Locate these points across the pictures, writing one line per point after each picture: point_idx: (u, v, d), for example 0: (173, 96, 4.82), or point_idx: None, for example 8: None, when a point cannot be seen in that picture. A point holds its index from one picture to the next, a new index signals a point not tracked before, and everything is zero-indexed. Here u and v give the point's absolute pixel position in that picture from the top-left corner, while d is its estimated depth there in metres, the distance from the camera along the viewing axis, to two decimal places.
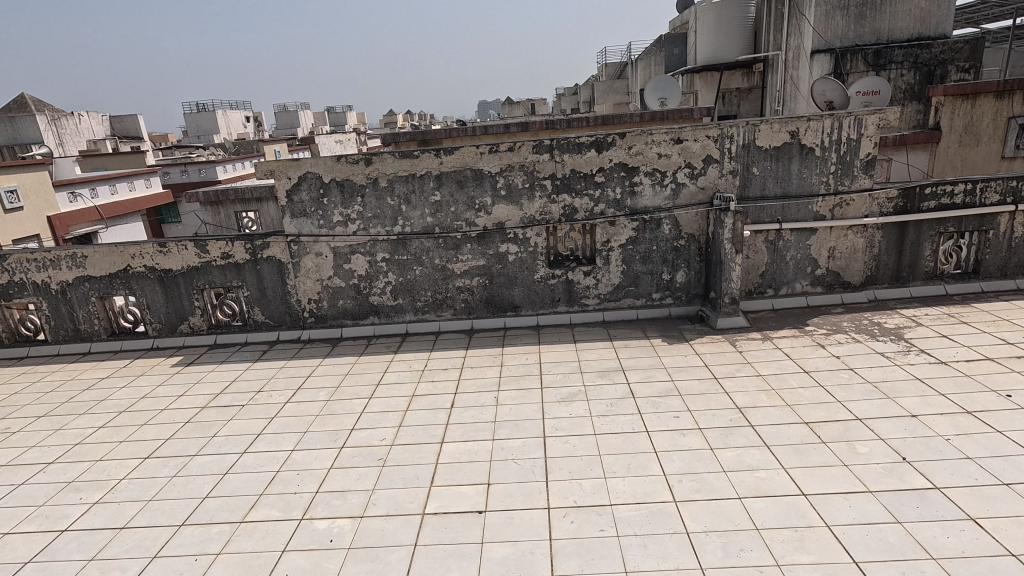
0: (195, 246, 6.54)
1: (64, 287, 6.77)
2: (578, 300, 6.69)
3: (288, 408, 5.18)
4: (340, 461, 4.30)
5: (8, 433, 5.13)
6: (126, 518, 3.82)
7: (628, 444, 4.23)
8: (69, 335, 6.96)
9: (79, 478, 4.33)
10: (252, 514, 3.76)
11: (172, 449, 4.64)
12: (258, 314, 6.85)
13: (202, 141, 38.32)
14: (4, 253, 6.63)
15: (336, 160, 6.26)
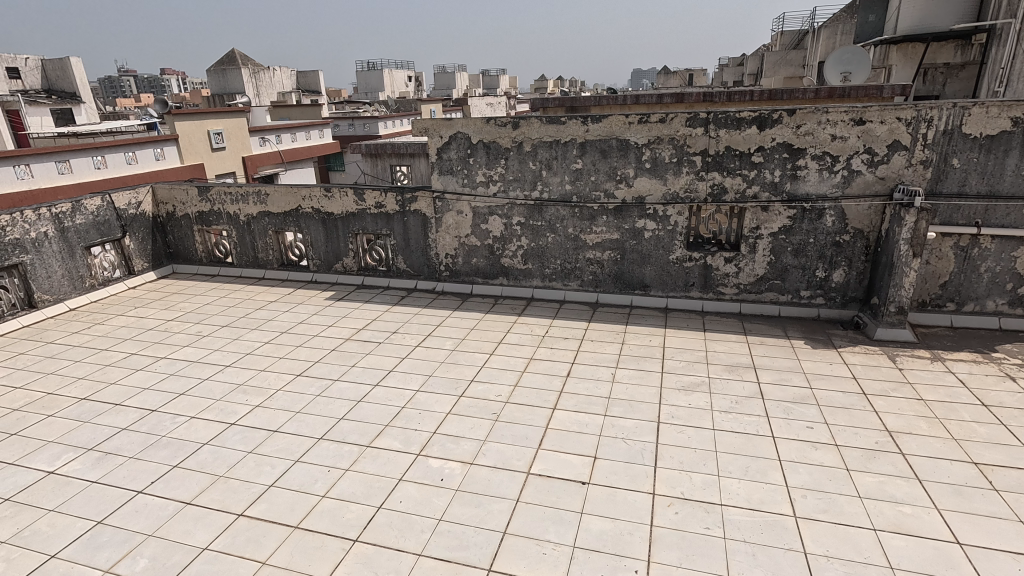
0: (354, 194, 7.18)
1: (249, 220, 7.85)
2: (713, 287, 6.30)
3: (417, 351, 5.60)
4: (457, 408, 4.56)
5: (200, 335, 6.19)
6: (279, 423, 4.44)
7: (749, 445, 3.96)
8: (249, 261, 8.11)
9: (247, 382, 5.11)
10: (378, 441, 4.16)
11: (319, 371, 5.27)
12: (400, 262, 7.41)
13: (369, 98, 41.58)
14: (209, 186, 7.83)
15: (485, 122, 6.41)
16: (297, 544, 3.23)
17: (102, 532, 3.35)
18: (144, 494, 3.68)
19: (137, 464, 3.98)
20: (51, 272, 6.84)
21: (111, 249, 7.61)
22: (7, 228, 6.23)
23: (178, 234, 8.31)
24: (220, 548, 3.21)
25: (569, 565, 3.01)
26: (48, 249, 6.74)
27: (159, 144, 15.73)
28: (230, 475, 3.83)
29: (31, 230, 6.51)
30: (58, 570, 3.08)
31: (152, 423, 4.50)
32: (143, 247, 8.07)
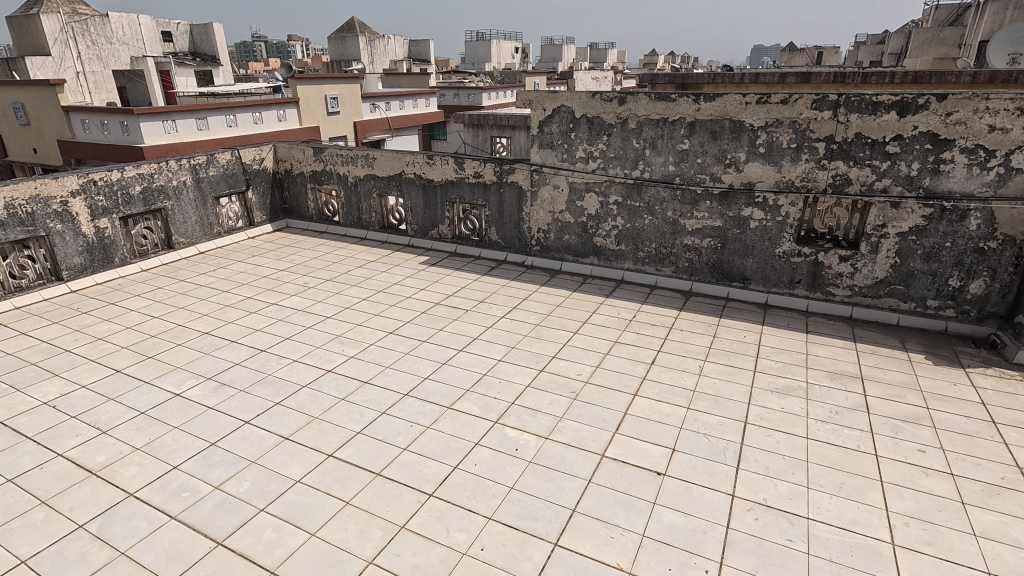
0: (455, 162, 7.33)
1: (356, 182, 8.27)
2: (823, 286, 5.81)
3: (502, 322, 5.69)
4: (537, 382, 4.61)
5: (306, 287, 6.68)
6: (369, 375, 4.72)
7: (846, 460, 3.66)
8: (354, 221, 8.58)
9: (344, 334, 5.46)
10: (458, 404, 4.30)
11: (409, 331, 5.52)
12: (493, 233, 7.50)
13: (475, 69, 41.96)
14: (323, 148, 8.32)
15: (591, 96, 6.23)
16: (377, 490, 3.44)
17: (214, 452, 3.76)
18: (250, 424, 4.07)
19: (247, 397, 4.41)
20: (187, 218, 7.67)
21: (236, 200, 8.36)
22: (155, 175, 7.10)
23: (293, 191, 8.94)
24: (310, 482, 3.50)
25: (636, 553, 2.97)
26: (186, 196, 7.56)
27: (282, 106, 16.96)
28: (323, 418, 4.14)
29: (173, 179, 7.33)
30: (179, 480, 3.50)
31: (261, 362, 4.95)
32: (263, 201, 8.79)
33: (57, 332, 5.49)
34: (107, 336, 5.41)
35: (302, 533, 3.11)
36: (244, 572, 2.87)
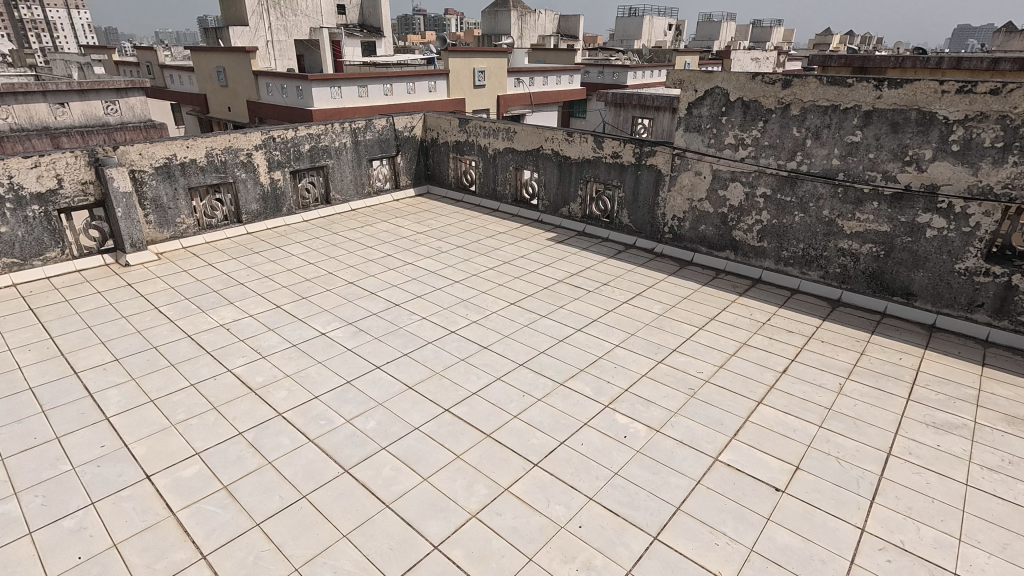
0: (594, 141, 7.23)
1: (495, 154, 8.49)
2: (1012, 314, 4.93)
3: (624, 308, 5.59)
4: (653, 373, 4.48)
5: (439, 251, 7.07)
6: (489, 341, 4.91)
7: (1015, 519, 3.13)
8: (489, 192, 8.85)
9: (469, 299, 5.72)
10: (571, 382, 4.34)
11: (530, 304, 5.63)
12: (624, 216, 7.33)
13: (624, 46, 40.67)
14: (469, 119, 8.62)
15: (750, 78, 5.76)
16: (486, 450, 3.60)
17: (348, 390, 4.18)
18: (380, 370, 4.45)
19: (379, 345, 4.82)
20: (344, 177, 8.43)
21: (386, 164, 9.02)
22: (322, 136, 7.90)
23: (437, 159, 9.41)
24: (427, 431, 3.76)
25: (741, 566, 2.82)
26: (345, 157, 8.31)
27: (433, 78, 17.84)
28: (444, 375, 4.40)
29: (335, 140, 8.10)
30: (318, 408, 3.96)
31: (394, 315, 5.37)
32: (410, 167, 9.37)
33: (234, 267, 6.38)
34: (271, 275, 6.18)
35: (415, 476, 3.37)
36: (364, 499, 3.18)
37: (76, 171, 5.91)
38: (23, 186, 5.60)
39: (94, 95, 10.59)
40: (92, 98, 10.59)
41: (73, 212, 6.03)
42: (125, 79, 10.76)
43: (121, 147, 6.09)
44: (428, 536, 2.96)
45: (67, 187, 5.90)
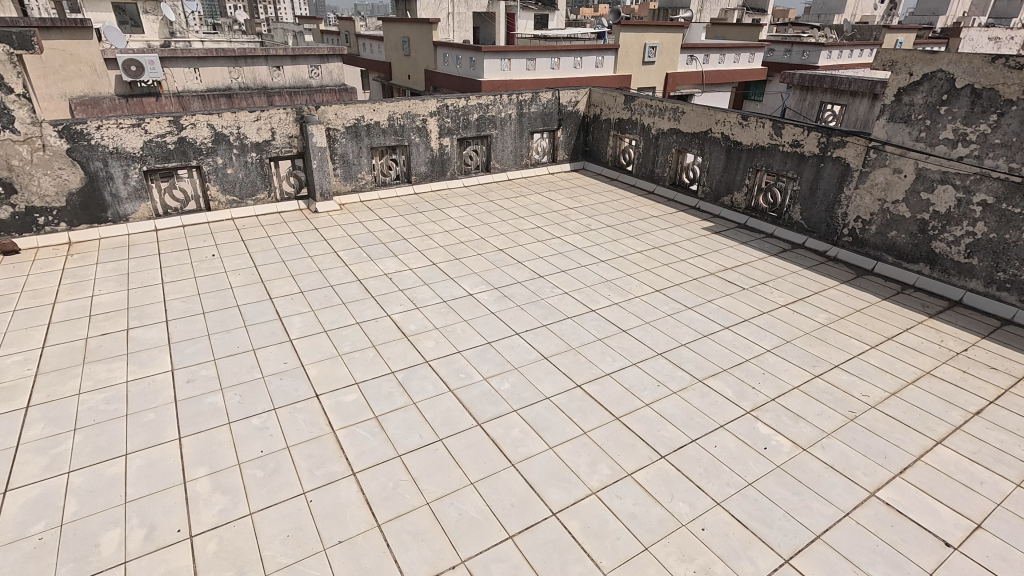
0: (772, 126, 6.59)
1: (658, 134, 8.14)
2: None
3: (781, 311, 5.12)
4: (807, 387, 4.08)
5: (588, 228, 7.03)
6: (629, 325, 4.82)
7: None
8: (646, 173, 8.56)
9: (613, 280, 5.64)
10: (711, 380, 4.11)
11: (676, 294, 5.40)
12: (796, 212, 6.65)
13: (820, 21, 36.18)
14: (635, 96, 8.34)
15: (988, 61, 4.78)
16: (613, 432, 3.59)
17: (488, 350, 4.40)
18: (519, 336, 4.62)
19: (521, 312, 4.99)
20: (505, 147, 8.71)
21: (546, 137, 9.13)
22: (490, 106, 8.23)
23: (597, 136, 9.29)
24: (557, 402, 3.84)
25: None
26: (508, 128, 8.57)
27: (602, 53, 17.51)
28: (580, 351, 4.43)
29: (502, 111, 8.38)
30: (460, 362, 4.23)
31: (538, 286, 5.50)
32: (568, 142, 9.38)
33: (400, 223, 6.98)
34: (431, 234, 6.66)
35: (542, 443, 3.47)
36: (492, 454, 3.36)
37: (285, 126, 6.84)
38: (247, 136, 6.64)
39: (303, 60, 12.08)
40: (301, 63, 12.10)
41: (280, 161, 7.02)
42: (328, 47, 12.11)
43: (322, 107, 6.92)
44: (548, 502, 3.06)
45: (278, 139, 6.86)
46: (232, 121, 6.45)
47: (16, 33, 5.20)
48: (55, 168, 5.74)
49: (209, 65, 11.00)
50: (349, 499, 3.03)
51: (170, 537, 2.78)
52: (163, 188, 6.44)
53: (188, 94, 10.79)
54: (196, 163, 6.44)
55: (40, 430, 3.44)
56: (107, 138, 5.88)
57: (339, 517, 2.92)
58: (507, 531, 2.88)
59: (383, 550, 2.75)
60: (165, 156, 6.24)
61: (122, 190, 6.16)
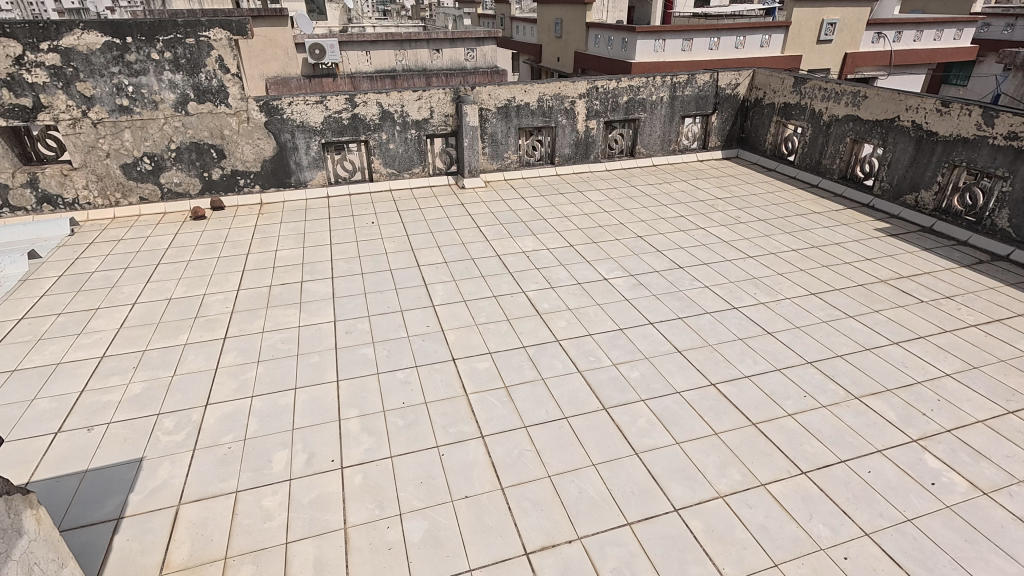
0: (982, 115, 5.57)
1: (830, 121, 7.30)
2: None
3: (970, 332, 4.39)
4: (996, 423, 3.47)
5: (737, 221, 6.58)
6: (775, 328, 4.46)
7: None
8: (811, 164, 7.76)
9: (762, 278, 5.24)
10: (870, 399, 3.67)
11: (835, 299, 4.87)
12: (1002, 218, 5.60)
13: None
14: (807, 79, 7.52)
15: None
16: (748, 438, 3.37)
17: (620, 336, 4.35)
18: (652, 326, 4.50)
19: (656, 302, 4.84)
20: (653, 131, 8.41)
21: (698, 122, 8.65)
22: (641, 88, 7.97)
23: (756, 122, 8.58)
24: (688, 398, 3.69)
25: None
26: (659, 111, 8.25)
27: (770, 31, 16.05)
28: (717, 349, 4.20)
29: (654, 93, 8.08)
30: (590, 345, 4.24)
31: (676, 276, 5.29)
32: (723, 127, 8.79)
33: (541, 203, 7.10)
34: (570, 216, 6.69)
35: (669, 437, 3.37)
36: (616, 440, 3.34)
37: (443, 105, 7.25)
38: (409, 114, 7.15)
39: (461, 43, 12.65)
40: (459, 45, 12.68)
41: (435, 139, 7.47)
42: (485, 30, 12.54)
43: (477, 87, 7.21)
44: (671, 497, 2.98)
45: (435, 118, 7.30)
46: (397, 100, 6.99)
47: (235, 22, 6.10)
48: (255, 139, 6.68)
49: (379, 48, 11.97)
50: (477, 459, 3.21)
51: (325, 465, 3.17)
52: (336, 160, 7.20)
53: (360, 75, 11.87)
54: (364, 138, 7.09)
55: (233, 358, 4.10)
56: (296, 113, 6.69)
57: (467, 473, 3.12)
58: (626, 518, 2.86)
59: (505, 512, 2.89)
60: (339, 131, 6.95)
61: (304, 160, 6.99)
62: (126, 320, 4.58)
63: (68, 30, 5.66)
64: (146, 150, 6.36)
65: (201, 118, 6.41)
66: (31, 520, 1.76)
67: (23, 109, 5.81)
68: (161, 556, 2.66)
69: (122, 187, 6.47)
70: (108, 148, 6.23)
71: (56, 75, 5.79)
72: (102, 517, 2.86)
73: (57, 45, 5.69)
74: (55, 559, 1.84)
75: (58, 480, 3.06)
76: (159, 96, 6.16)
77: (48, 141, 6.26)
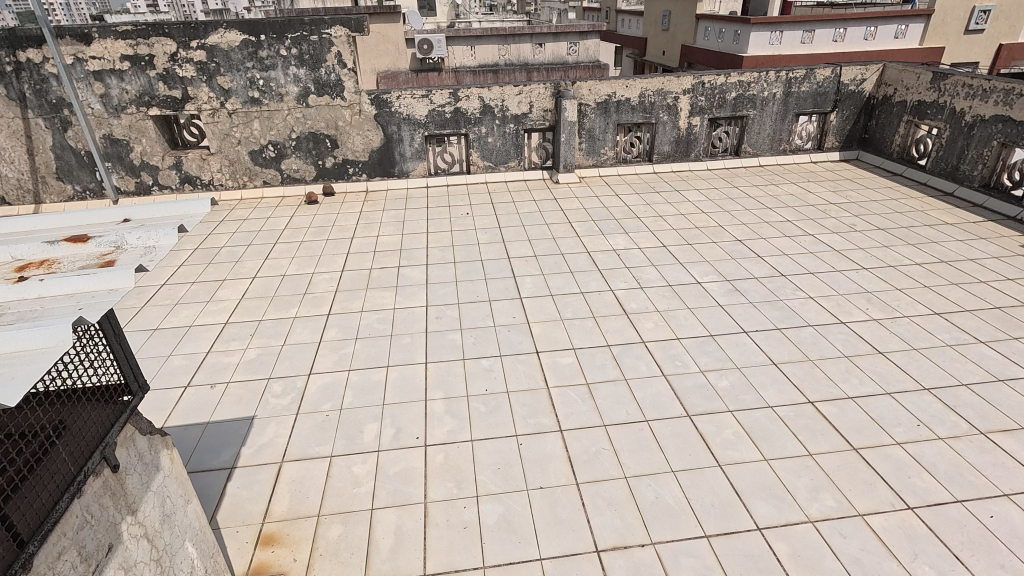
0: None
1: (974, 122, 6.49)
2: None
3: None
4: None
5: (852, 229, 6.06)
6: (888, 348, 4.08)
7: None
8: (946, 170, 6.96)
9: (876, 293, 4.80)
10: (999, 437, 3.27)
11: (963, 321, 4.36)
12: None
13: None
14: (948, 74, 6.73)
15: None
16: (847, 463, 3.13)
17: (710, 343, 4.18)
18: (747, 335, 4.28)
19: (753, 310, 4.60)
20: (763, 130, 7.93)
21: (814, 120, 8.04)
22: (752, 84, 7.55)
23: (882, 121, 7.83)
24: (781, 414, 3.49)
25: None
26: (770, 108, 7.77)
27: (907, 21, 14.52)
28: (819, 365, 3.92)
29: (766, 89, 7.62)
30: (677, 349, 4.12)
31: (777, 285, 4.98)
32: (842, 127, 8.11)
33: (635, 201, 6.96)
34: (665, 216, 6.50)
35: (756, 453, 3.21)
36: (699, 449, 3.24)
37: (542, 100, 7.30)
38: (509, 108, 7.28)
39: (564, 37, 12.63)
40: (562, 40, 12.67)
41: (533, 133, 7.54)
42: (589, 24, 12.42)
43: (577, 83, 7.19)
44: (754, 514, 2.84)
45: (534, 112, 7.37)
46: (499, 94, 7.14)
47: (354, 19, 6.52)
48: (365, 130, 7.11)
49: (484, 43, 12.27)
50: (554, 452, 3.24)
51: (410, 441, 3.35)
52: (436, 152, 7.49)
53: (464, 70, 12.23)
54: (465, 131, 7.31)
55: (335, 333, 4.43)
56: (403, 107, 7.04)
57: (543, 465, 3.16)
58: (703, 530, 2.77)
59: (579, 507, 2.90)
60: (442, 124, 7.22)
61: (407, 151, 7.33)
62: (247, 292, 5.09)
63: (214, 29, 6.37)
64: (271, 138, 6.98)
65: (319, 110, 6.92)
66: (166, 459, 2.03)
67: (174, 100, 6.60)
68: (265, 506, 2.95)
69: (250, 171, 7.15)
70: (240, 136, 6.91)
71: (202, 70, 6.51)
72: (219, 464, 3.22)
73: (204, 43, 6.40)
74: (183, 495, 2.09)
75: (186, 428, 3.49)
76: (284, 89, 6.73)
77: (192, 129, 6.99)
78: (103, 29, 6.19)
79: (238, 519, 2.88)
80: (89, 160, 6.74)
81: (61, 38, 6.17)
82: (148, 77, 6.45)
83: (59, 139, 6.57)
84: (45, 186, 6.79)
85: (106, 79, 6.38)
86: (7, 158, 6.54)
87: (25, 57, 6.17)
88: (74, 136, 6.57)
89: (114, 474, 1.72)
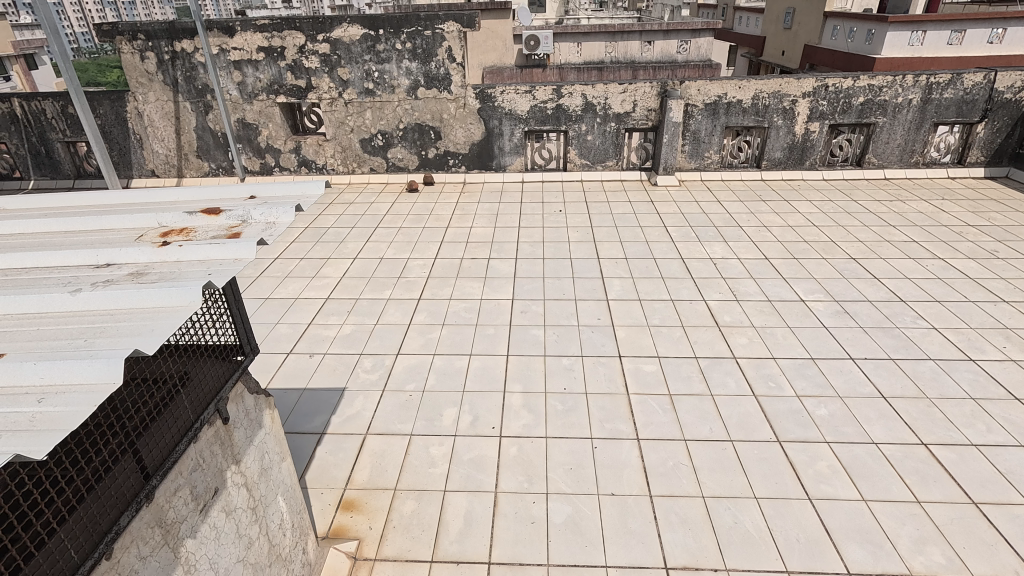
0: None
1: None
2: None
3: None
4: None
5: (993, 255, 5.36)
6: None
7: None
8: None
9: (1018, 330, 4.21)
10: None
11: None
12: None
13: None
14: None
15: None
16: (961, 517, 2.79)
17: (809, 367, 3.89)
18: (853, 362, 3.93)
19: (864, 336, 4.21)
20: (892, 139, 7.21)
21: (957, 131, 7.18)
22: (884, 88, 6.88)
23: None
24: (886, 453, 3.17)
25: None
26: (903, 116, 7.04)
27: None
28: (937, 404, 3.51)
29: (900, 95, 6.92)
30: (772, 369, 3.87)
31: (895, 310, 4.52)
32: (991, 140, 7.18)
33: (737, 208, 6.61)
34: (769, 226, 6.11)
35: (853, 491, 2.94)
36: (788, 478, 3.02)
37: (648, 99, 7.09)
38: (612, 106, 7.15)
39: (675, 35, 12.20)
40: (673, 37, 12.24)
41: (634, 133, 7.36)
42: (704, 21, 11.90)
43: (686, 82, 6.91)
44: (845, 557, 2.61)
45: (638, 111, 7.18)
46: (602, 92, 7.04)
47: (466, 15, 6.70)
48: (468, 123, 7.30)
49: (591, 40, 12.18)
50: (629, 460, 3.17)
51: (487, 430, 3.41)
52: (535, 148, 7.53)
53: (569, 66, 12.22)
54: (565, 128, 7.29)
55: (424, 318, 4.61)
56: (506, 101, 7.14)
57: (617, 473, 3.09)
58: (785, 564, 2.59)
59: (650, 520, 2.82)
60: (543, 119, 7.25)
61: (506, 145, 7.44)
62: (348, 271, 5.42)
63: (339, 24, 6.81)
64: (380, 128, 7.36)
65: (426, 103, 7.19)
66: (268, 417, 2.21)
67: (299, 89, 7.14)
68: (348, 473, 3.14)
69: (359, 158, 7.59)
70: (353, 124, 7.34)
71: (325, 61, 6.99)
72: (310, 429, 3.46)
73: (329, 36, 6.85)
74: (279, 453, 2.27)
75: (286, 391, 3.79)
76: (396, 81, 7.06)
77: (312, 116, 7.60)
78: (244, 23, 6.82)
79: (324, 482, 3.09)
80: (223, 141, 7.47)
81: (210, 31, 6.87)
82: (279, 68, 7.03)
83: (201, 121, 7.35)
84: (187, 163, 7.63)
85: (244, 69, 7.05)
86: (159, 136, 7.43)
87: (180, 47, 6.93)
88: (214, 119, 7.32)
89: (225, 426, 1.90)
